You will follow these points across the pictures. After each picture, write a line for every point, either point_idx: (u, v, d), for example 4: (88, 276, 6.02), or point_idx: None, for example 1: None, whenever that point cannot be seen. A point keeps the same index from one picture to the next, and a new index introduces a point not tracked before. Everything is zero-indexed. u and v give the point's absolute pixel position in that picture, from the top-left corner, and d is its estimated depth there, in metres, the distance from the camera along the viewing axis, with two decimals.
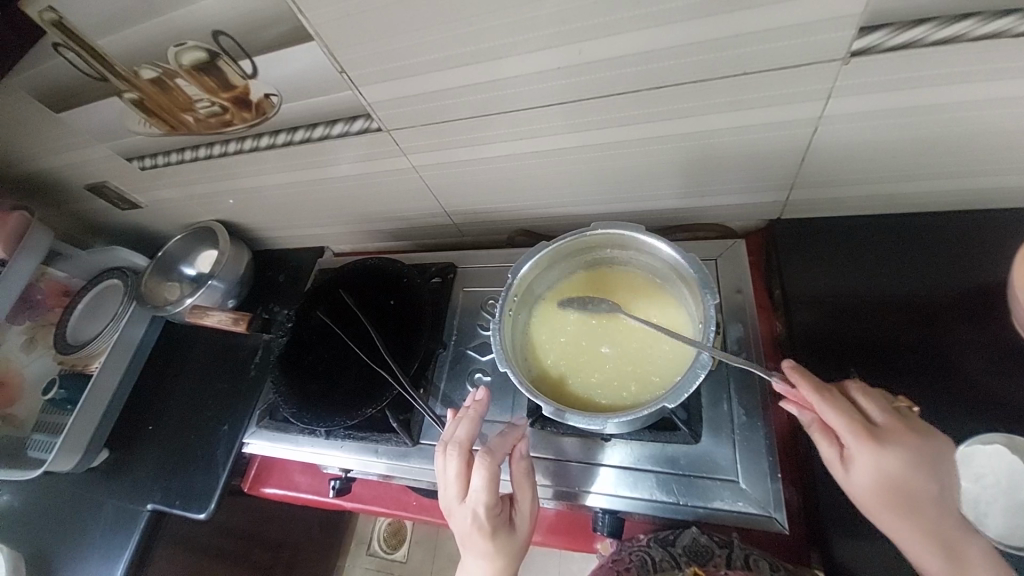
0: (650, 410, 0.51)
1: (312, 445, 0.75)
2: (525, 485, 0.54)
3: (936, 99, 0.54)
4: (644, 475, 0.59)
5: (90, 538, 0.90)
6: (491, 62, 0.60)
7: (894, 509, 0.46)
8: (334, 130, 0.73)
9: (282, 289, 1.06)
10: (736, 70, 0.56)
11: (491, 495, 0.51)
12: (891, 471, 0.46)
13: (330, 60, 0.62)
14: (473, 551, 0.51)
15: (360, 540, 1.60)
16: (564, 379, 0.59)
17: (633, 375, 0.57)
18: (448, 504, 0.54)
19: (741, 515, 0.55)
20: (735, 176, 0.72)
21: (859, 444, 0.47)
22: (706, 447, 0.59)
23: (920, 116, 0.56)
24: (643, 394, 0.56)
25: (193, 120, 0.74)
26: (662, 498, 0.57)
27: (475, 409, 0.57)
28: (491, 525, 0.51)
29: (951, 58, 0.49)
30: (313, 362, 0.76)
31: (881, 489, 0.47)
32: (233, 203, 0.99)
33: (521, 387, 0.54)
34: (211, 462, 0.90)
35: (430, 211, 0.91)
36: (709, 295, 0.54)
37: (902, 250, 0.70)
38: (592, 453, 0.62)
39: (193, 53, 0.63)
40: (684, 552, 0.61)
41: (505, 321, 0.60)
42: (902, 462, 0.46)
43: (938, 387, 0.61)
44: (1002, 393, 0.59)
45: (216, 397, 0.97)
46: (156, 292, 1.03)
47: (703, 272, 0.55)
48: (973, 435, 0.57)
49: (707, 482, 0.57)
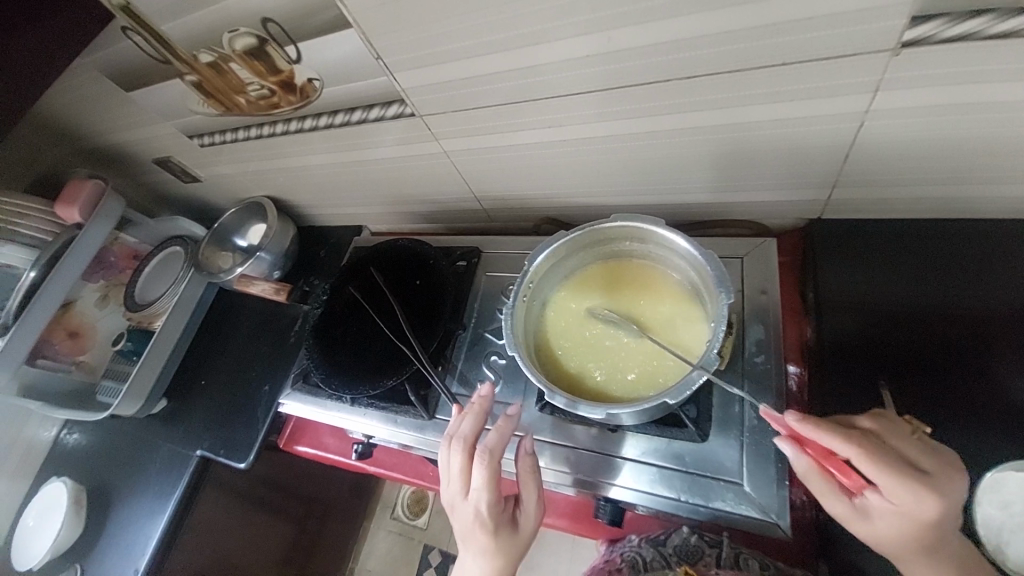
0: (652, 404, 0.51)
1: (339, 410, 0.80)
2: (530, 485, 0.56)
3: (998, 96, 0.50)
4: (647, 468, 0.60)
5: (149, 474, 1.02)
6: (520, 49, 0.60)
7: (928, 549, 0.43)
8: (370, 115, 0.76)
9: (321, 264, 1.13)
10: (773, 60, 0.54)
11: (491, 493, 0.54)
12: (941, 519, 0.42)
13: (367, 47, 0.64)
14: (474, 548, 0.54)
15: (385, 504, 1.69)
16: (570, 369, 0.60)
17: (641, 368, 0.58)
18: (452, 498, 0.56)
19: (743, 518, 0.54)
20: (770, 171, 0.69)
21: (916, 501, 0.41)
22: (714, 446, 0.58)
23: (982, 113, 0.52)
24: (649, 388, 0.56)
25: (244, 102, 0.80)
26: (664, 492, 0.58)
27: (481, 405, 0.59)
28: (493, 522, 0.54)
29: (1017, 52, 0.45)
30: (342, 334, 0.81)
31: (921, 535, 0.43)
32: (280, 181, 1.05)
33: (528, 372, 0.56)
34: (251, 419, 0.99)
35: (460, 196, 0.94)
36: (723, 295, 0.53)
37: (955, 260, 0.65)
38: (600, 443, 0.63)
39: (244, 39, 0.67)
40: (675, 552, 0.61)
41: (519, 307, 0.62)
42: (948, 507, 0.42)
43: (977, 408, 0.57)
44: None
45: (258, 361, 1.05)
46: (212, 260, 1.12)
47: (720, 270, 0.54)
48: (1006, 461, 0.54)
49: (710, 482, 0.57)
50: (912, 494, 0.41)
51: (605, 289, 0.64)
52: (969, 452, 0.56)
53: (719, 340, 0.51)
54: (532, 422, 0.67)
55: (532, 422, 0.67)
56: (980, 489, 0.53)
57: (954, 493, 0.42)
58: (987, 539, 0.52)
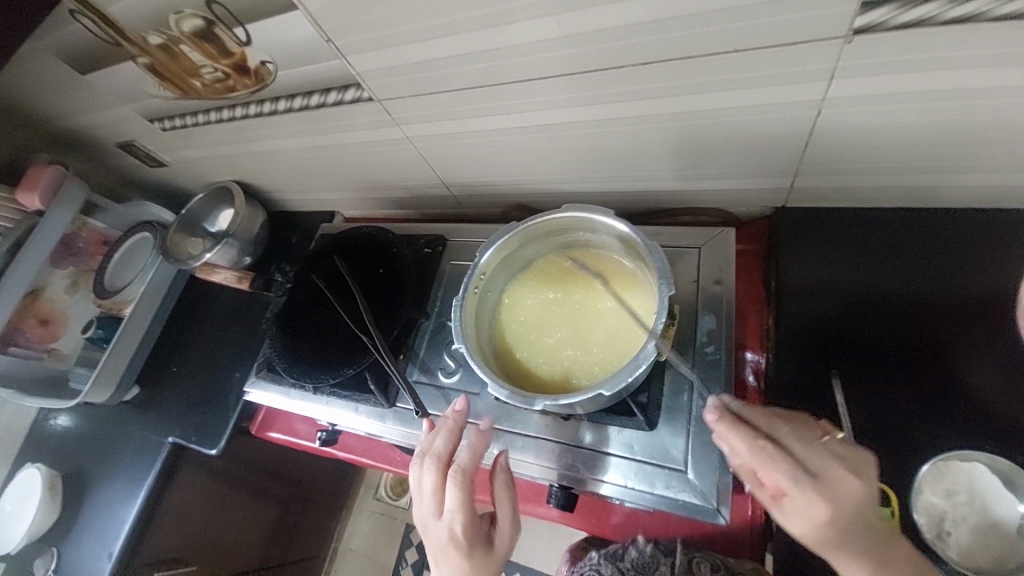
0: (588, 396, 0.53)
1: (302, 398, 0.80)
2: (505, 502, 0.56)
3: (948, 85, 0.49)
4: (597, 455, 0.61)
5: (122, 461, 1.03)
6: (472, 33, 0.59)
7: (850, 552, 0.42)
8: (329, 99, 0.75)
9: (294, 250, 1.12)
10: (727, 47, 0.53)
11: (464, 511, 0.53)
12: (843, 522, 0.41)
13: (317, 30, 0.62)
14: (448, 569, 0.52)
15: (369, 485, 1.72)
16: (518, 360, 0.61)
17: (586, 358, 0.58)
18: (426, 518, 0.56)
19: (686, 506, 0.55)
20: (733, 159, 0.68)
21: (812, 501, 0.42)
22: (662, 435, 0.59)
23: (935, 102, 0.51)
24: (590, 377, 0.57)
25: (201, 85, 0.77)
26: (612, 480, 0.59)
27: (453, 420, 0.59)
28: (467, 542, 0.53)
29: (965, 40, 0.44)
30: (305, 323, 0.80)
31: (829, 541, 0.42)
32: (247, 164, 1.03)
33: (473, 364, 0.57)
34: (224, 406, 0.99)
35: (428, 181, 0.92)
36: (665, 287, 0.53)
37: (911, 252, 0.65)
38: (558, 433, 0.63)
39: (192, 21, 0.65)
40: (631, 565, 0.62)
41: (470, 297, 0.62)
42: (849, 509, 0.41)
43: (931, 401, 0.59)
44: (994, 410, 0.57)
45: (231, 348, 1.05)
46: (181, 246, 1.10)
47: (664, 262, 0.54)
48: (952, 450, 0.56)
49: (655, 469, 0.57)
50: (806, 493, 0.42)
51: (559, 280, 0.64)
52: (915, 442, 0.58)
53: (657, 332, 0.51)
54: (494, 411, 0.67)
55: (494, 411, 0.67)
56: (922, 478, 0.55)
57: (849, 493, 0.42)
58: (928, 529, 0.53)
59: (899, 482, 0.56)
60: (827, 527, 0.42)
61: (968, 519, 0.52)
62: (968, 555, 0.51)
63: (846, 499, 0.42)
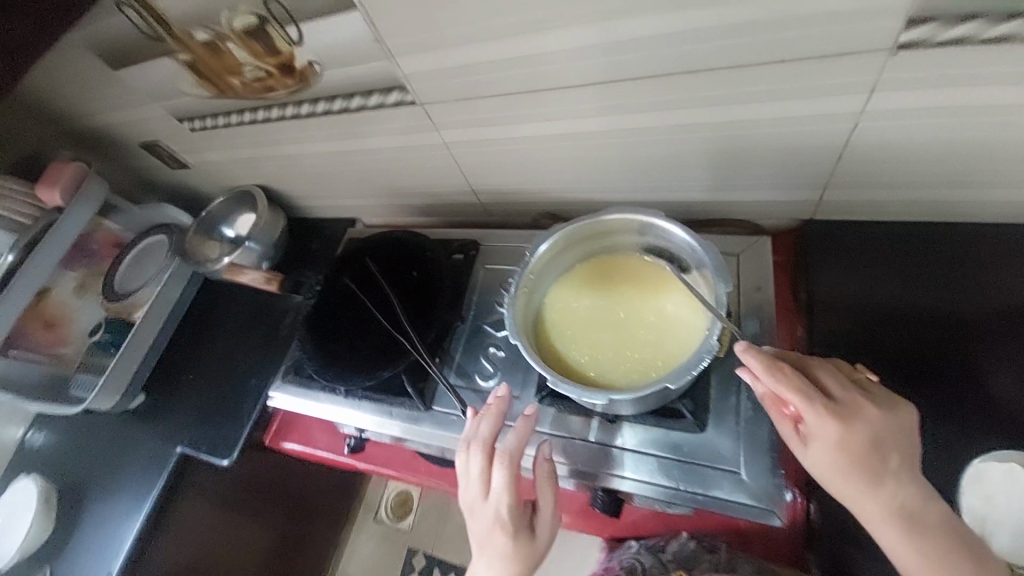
0: (653, 390, 0.53)
1: (331, 402, 0.79)
2: (547, 493, 0.58)
3: (981, 100, 0.52)
4: (645, 458, 0.60)
5: (126, 471, 0.98)
6: (523, 38, 0.61)
7: (864, 479, 0.47)
8: (370, 102, 0.76)
9: (313, 257, 1.11)
10: (775, 58, 0.55)
11: (511, 495, 0.55)
12: (855, 443, 0.47)
13: (371, 31, 0.64)
14: (493, 550, 0.54)
15: (369, 506, 1.66)
16: (567, 358, 0.61)
17: (639, 356, 0.59)
18: (471, 501, 0.57)
19: (741, 506, 0.56)
20: (766, 170, 0.71)
21: (825, 416, 0.48)
22: (711, 437, 0.59)
23: (968, 117, 0.54)
24: (647, 374, 0.58)
25: (239, 84, 0.78)
26: (662, 481, 0.59)
27: (497, 409, 0.60)
28: (512, 525, 0.55)
29: (1004, 56, 0.47)
30: (336, 326, 0.80)
31: (841, 461, 0.48)
32: (270, 168, 1.03)
33: (530, 359, 0.56)
34: (238, 413, 0.96)
35: (457, 189, 0.93)
36: (723, 284, 0.54)
37: (938, 262, 0.68)
38: (603, 434, 0.63)
39: (244, 18, 0.67)
40: (673, 557, 0.66)
41: (519, 294, 0.62)
42: (858, 429, 0.48)
43: (965, 406, 0.60)
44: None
45: (247, 354, 1.03)
46: (198, 249, 1.09)
47: (720, 260, 0.56)
48: (990, 451, 0.57)
49: (707, 471, 0.58)
50: (821, 409, 0.49)
51: (602, 281, 0.65)
52: (952, 444, 0.58)
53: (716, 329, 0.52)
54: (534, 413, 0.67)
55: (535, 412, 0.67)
56: (964, 479, 0.56)
57: (862, 417, 0.48)
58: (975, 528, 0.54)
59: (941, 482, 0.57)
60: (837, 444, 0.48)
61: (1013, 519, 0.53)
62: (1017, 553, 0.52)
63: (858, 420, 0.48)
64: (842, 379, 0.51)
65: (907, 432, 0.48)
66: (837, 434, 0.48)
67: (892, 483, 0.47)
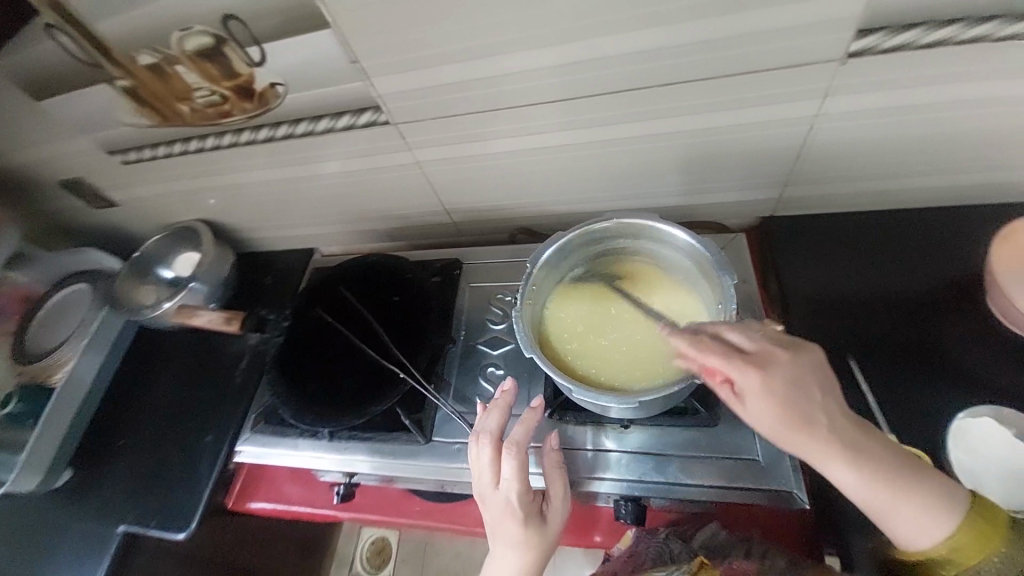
0: (684, 387, 0.53)
1: (312, 449, 0.71)
2: (558, 482, 0.59)
3: (916, 100, 0.59)
4: (666, 459, 0.61)
5: (59, 564, 0.81)
6: (503, 54, 0.61)
7: (802, 423, 0.45)
8: (338, 123, 0.72)
9: (266, 293, 0.99)
10: (742, 68, 0.59)
11: (521, 483, 0.56)
12: (780, 390, 0.45)
13: (345, 49, 0.62)
14: (505, 537, 0.55)
15: (341, 562, 1.50)
16: (583, 368, 0.60)
17: (655, 356, 0.59)
18: (481, 490, 0.58)
19: (766, 494, 0.57)
20: (732, 173, 0.75)
21: (748, 373, 0.46)
22: (727, 430, 0.61)
23: (906, 116, 0.61)
24: (668, 373, 0.58)
25: (188, 110, 0.72)
26: (686, 481, 0.59)
27: (505, 401, 0.60)
28: (524, 512, 0.56)
29: (937, 60, 0.54)
30: (313, 362, 0.73)
31: (783, 416, 0.45)
32: (217, 201, 0.94)
33: (549, 372, 0.55)
34: (192, 477, 0.83)
35: (429, 210, 0.90)
36: (727, 275, 0.56)
37: (888, 246, 0.75)
38: (625, 442, 0.63)
39: (199, 38, 0.63)
40: (702, 545, 0.64)
41: (525, 308, 0.61)
42: (781, 379, 0.46)
43: (935, 372, 0.65)
44: (990, 376, 0.64)
45: (198, 408, 0.90)
46: (130, 296, 0.97)
47: (720, 253, 0.57)
48: (964, 407, 0.62)
49: (730, 464, 0.59)
50: (742, 368, 0.46)
51: (602, 288, 0.65)
52: (932, 407, 0.63)
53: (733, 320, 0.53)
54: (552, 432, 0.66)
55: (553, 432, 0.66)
56: (948, 435, 0.61)
57: (780, 365, 0.46)
58: (966, 481, 0.58)
59: (930, 446, 0.61)
60: (766, 395, 0.45)
61: (993, 470, 0.58)
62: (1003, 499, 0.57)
63: (779, 366, 0.46)
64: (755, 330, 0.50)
65: (821, 367, 0.47)
66: (762, 382, 0.46)
67: (824, 419, 0.45)
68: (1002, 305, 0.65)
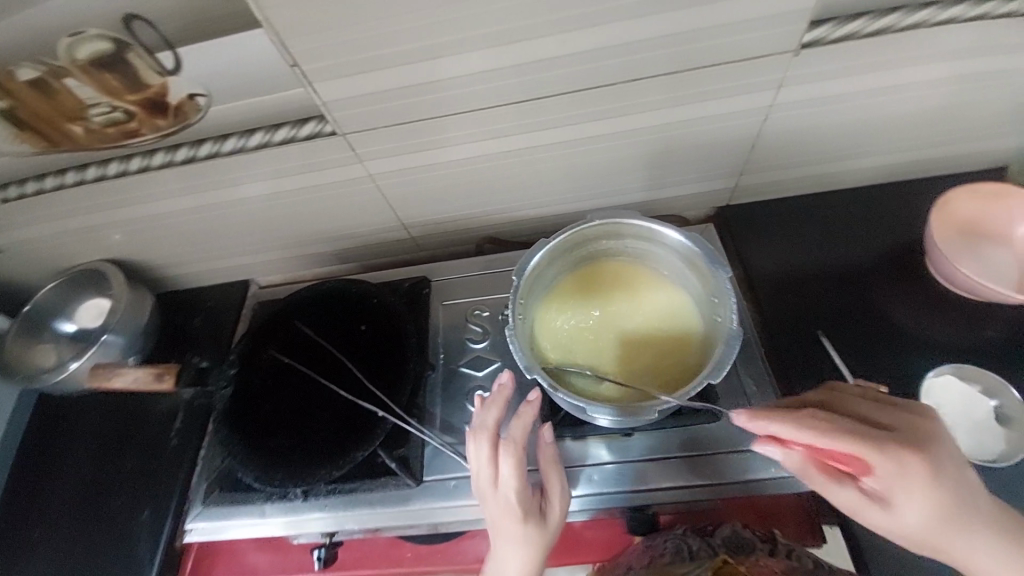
0: (699, 388, 0.52)
1: (284, 513, 0.64)
2: (555, 476, 0.56)
3: (842, 88, 0.65)
4: (672, 464, 0.62)
5: None
6: (465, 53, 0.56)
7: (947, 506, 0.46)
8: (276, 136, 0.64)
9: (195, 336, 0.86)
10: (705, 62, 0.60)
11: (519, 480, 0.53)
12: (936, 473, 0.45)
13: (280, 51, 0.55)
14: (503, 532, 0.54)
15: None
16: (590, 376, 0.59)
17: (660, 360, 0.60)
18: (480, 486, 0.55)
19: (777, 481, 0.60)
20: (694, 166, 0.76)
21: (909, 462, 0.45)
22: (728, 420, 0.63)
23: (836, 104, 0.67)
24: (675, 374, 0.59)
25: (83, 131, 0.62)
26: (695, 481, 0.61)
27: (502, 395, 0.57)
28: (521, 509, 0.54)
29: (881, 48, 0.60)
30: (276, 411, 0.66)
31: (939, 503, 0.45)
32: (127, 236, 0.80)
33: (555, 391, 0.54)
34: (130, 561, 0.69)
35: (384, 226, 0.82)
36: (722, 270, 0.58)
37: (834, 224, 0.80)
38: (625, 452, 0.63)
39: (94, 44, 0.54)
40: (724, 543, 0.60)
41: (519, 323, 0.58)
42: (933, 462, 0.45)
43: (895, 340, 0.70)
44: (940, 337, 0.70)
45: (125, 484, 0.74)
46: (29, 358, 0.82)
47: (711, 249, 0.59)
48: (928, 367, 0.67)
49: (739, 457, 0.61)
50: (901, 458, 0.45)
51: (595, 294, 0.64)
52: (899, 373, 0.68)
53: (734, 315, 0.56)
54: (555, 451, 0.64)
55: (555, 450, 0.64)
56: (919, 396, 0.65)
57: (929, 444, 0.46)
58: None
59: None
60: (925, 482, 0.45)
61: (960, 424, 0.62)
62: (977, 453, 0.61)
63: (934, 450, 0.46)
64: (874, 405, 0.50)
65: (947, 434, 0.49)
66: (922, 471, 0.45)
67: (968, 493, 0.47)
68: (948, 274, 0.70)
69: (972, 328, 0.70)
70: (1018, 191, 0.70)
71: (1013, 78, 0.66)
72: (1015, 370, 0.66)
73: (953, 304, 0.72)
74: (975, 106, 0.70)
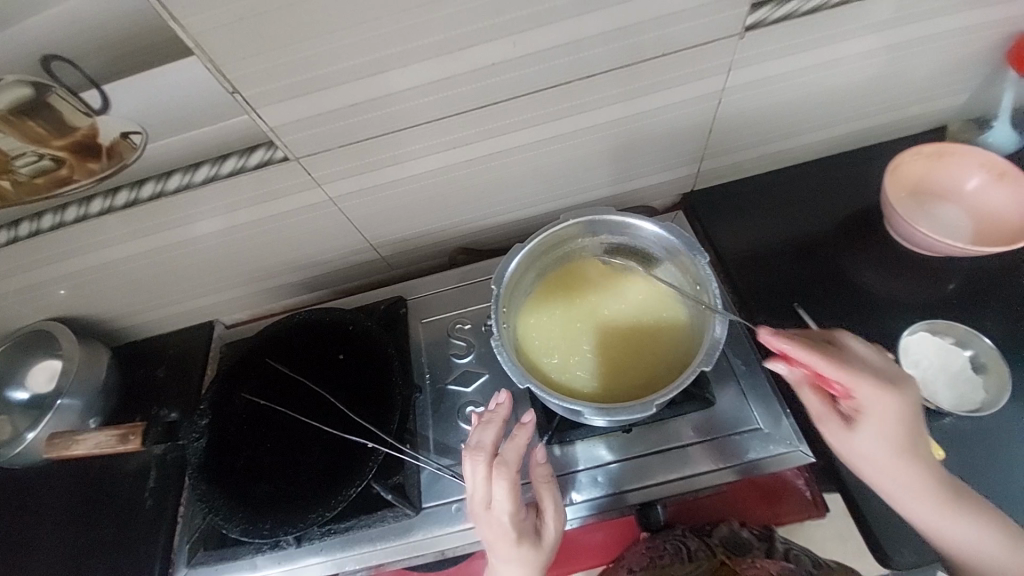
0: (694, 376, 0.54)
1: (278, 562, 0.62)
2: (549, 497, 0.55)
3: (787, 66, 0.67)
4: (675, 454, 0.62)
5: None
6: (417, 63, 0.55)
7: (901, 462, 0.53)
8: (224, 168, 0.61)
9: (161, 387, 0.80)
10: (658, 51, 0.60)
11: (513, 504, 0.52)
12: (904, 411, 0.51)
13: (218, 79, 0.52)
14: (500, 554, 0.54)
15: None
16: (572, 368, 0.60)
17: (648, 351, 0.61)
18: (473, 509, 0.54)
19: (775, 458, 0.61)
20: (657, 155, 0.77)
21: (883, 398, 0.51)
22: (723, 404, 0.63)
23: (782, 82, 0.69)
24: (664, 363, 0.60)
25: (10, 184, 0.58)
26: (699, 469, 0.61)
27: (498, 414, 0.54)
28: (517, 532, 0.53)
29: (817, 24, 0.62)
30: (258, 457, 0.62)
31: (901, 439, 0.52)
32: (74, 292, 0.75)
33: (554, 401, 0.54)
34: None
35: (352, 248, 0.79)
36: (700, 256, 0.60)
37: (795, 196, 0.83)
38: (626, 449, 0.62)
39: (12, 91, 0.51)
40: (721, 541, 0.69)
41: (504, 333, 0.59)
42: (906, 401, 0.51)
43: (869, 303, 0.72)
44: (910, 294, 0.72)
45: (95, 560, 0.67)
46: None
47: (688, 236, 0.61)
48: (904, 328, 0.69)
49: (738, 438, 0.61)
50: (882, 389, 0.51)
51: (576, 292, 0.64)
52: (881, 337, 0.70)
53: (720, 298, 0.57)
54: (553, 460, 0.63)
55: (553, 459, 0.63)
56: (901, 356, 0.66)
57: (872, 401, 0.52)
58: (925, 392, 0.64)
59: None
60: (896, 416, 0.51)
61: (938, 375, 0.65)
62: (960, 403, 0.64)
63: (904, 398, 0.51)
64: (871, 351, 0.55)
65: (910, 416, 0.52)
66: (877, 424, 0.52)
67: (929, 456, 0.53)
68: (906, 236, 0.73)
69: (934, 284, 0.73)
70: (958, 148, 0.73)
71: (942, 42, 0.69)
72: (976, 319, 0.70)
73: (913, 262, 0.75)
74: (909, 72, 0.73)
